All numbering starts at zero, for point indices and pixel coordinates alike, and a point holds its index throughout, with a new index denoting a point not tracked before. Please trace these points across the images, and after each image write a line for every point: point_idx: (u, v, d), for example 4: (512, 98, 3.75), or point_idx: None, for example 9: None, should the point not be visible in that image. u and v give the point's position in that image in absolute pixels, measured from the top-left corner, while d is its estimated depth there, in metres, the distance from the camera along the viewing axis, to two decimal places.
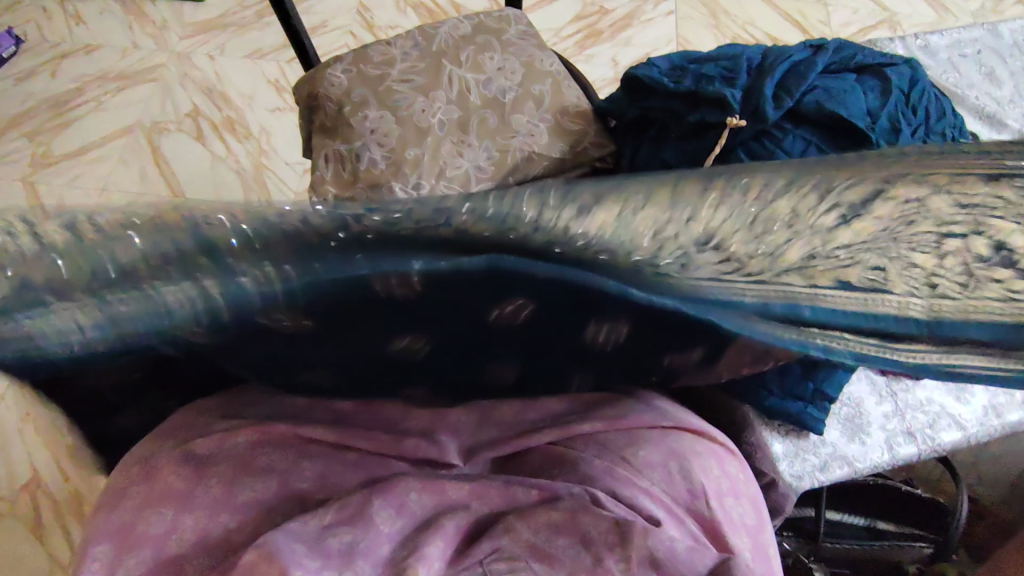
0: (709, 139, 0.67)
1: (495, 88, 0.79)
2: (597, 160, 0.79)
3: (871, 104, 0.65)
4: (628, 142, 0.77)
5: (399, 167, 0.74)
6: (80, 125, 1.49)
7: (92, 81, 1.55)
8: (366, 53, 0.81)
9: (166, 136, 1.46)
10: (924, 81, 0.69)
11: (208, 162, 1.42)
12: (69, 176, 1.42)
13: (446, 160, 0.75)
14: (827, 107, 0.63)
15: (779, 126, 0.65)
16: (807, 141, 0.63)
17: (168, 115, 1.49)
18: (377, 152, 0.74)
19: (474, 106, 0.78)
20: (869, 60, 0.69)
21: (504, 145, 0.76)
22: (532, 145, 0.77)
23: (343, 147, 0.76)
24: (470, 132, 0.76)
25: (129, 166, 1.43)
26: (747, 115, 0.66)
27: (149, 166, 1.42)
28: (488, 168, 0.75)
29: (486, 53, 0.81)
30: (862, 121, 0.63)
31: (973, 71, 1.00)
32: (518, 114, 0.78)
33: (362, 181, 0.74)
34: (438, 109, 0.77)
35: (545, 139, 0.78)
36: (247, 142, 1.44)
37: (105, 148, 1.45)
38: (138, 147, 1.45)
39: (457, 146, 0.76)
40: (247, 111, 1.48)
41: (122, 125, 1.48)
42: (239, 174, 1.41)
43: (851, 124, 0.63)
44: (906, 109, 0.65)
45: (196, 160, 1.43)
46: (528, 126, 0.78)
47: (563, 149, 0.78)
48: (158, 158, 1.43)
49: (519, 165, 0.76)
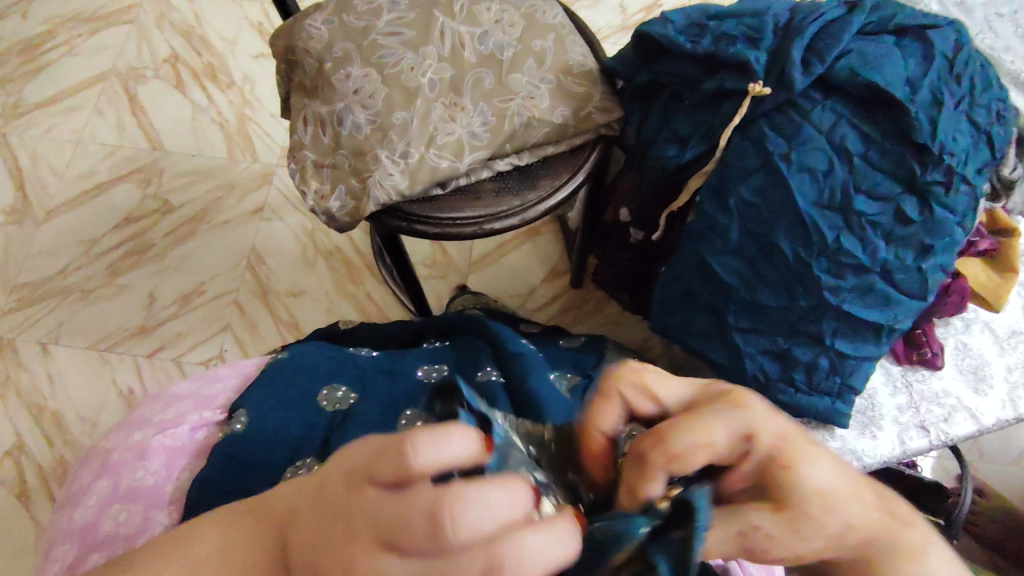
0: (727, 109, 0.62)
1: (492, 43, 0.72)
2: (602, 126, 0.72)
3: (911, 72, 0.58)
4: (639, 106, 0.71)
5: (385, 132, 0.67)
6: (53, 71, 1.39)
7: (63, 22, 1.44)
8: (349, 3, 0.73)
9: (143, 84, 1.37)
10: (969, 45, 0.62)
11: (189, 113, 1.34)
12: (41, 128, 1.34)
13: (436, 126, 0.68)
14: (861, 75, 0.57)
15: (805, 96, 0.59)
16: (837, 115, 0.58)
17: (144, 61, 1.39)
18: (360, 115, 0.68)
19: (468, 65, 0.70)
20: (910, 20, 0.62)
21: (501, 109, 0.69)
22: (531, 109, 0.70)
23: (324, 109, 0.69)
24: (464, 94, 0.69)
25: (106, 117, 1.34)
26: (771, 83, 0.60)
27: (127, 118, 1.34)
28: (483, 135, 0.69)
29: (482, 3, 0.73)
30: (901, 91, 0.57)
31: (1011, 31, 0.92)
32: (516, 74, 0.71)
33: (344, 148, 0.67)
34: (428, 67, 0.70)
35: (545, 103, 0.70)
36: (230, 92, 1.35)
37: (80, 96, 1.36)
38: (113, 96, 1.36)
39: (449, 110, 0.69)
40: (229, 57, 1.39)
41: (96, 72, 1.39)
42: (221, 126, 1.33)
43: (887, 95, 0.57)
44: (949, 78, 0.59)
45: (176, 111, 1.34)
46: (528, 87, 0.71)
47: (565, 113, 0.71)
48: (136, 109, 1.35)
49: (517, 131, 0.69)
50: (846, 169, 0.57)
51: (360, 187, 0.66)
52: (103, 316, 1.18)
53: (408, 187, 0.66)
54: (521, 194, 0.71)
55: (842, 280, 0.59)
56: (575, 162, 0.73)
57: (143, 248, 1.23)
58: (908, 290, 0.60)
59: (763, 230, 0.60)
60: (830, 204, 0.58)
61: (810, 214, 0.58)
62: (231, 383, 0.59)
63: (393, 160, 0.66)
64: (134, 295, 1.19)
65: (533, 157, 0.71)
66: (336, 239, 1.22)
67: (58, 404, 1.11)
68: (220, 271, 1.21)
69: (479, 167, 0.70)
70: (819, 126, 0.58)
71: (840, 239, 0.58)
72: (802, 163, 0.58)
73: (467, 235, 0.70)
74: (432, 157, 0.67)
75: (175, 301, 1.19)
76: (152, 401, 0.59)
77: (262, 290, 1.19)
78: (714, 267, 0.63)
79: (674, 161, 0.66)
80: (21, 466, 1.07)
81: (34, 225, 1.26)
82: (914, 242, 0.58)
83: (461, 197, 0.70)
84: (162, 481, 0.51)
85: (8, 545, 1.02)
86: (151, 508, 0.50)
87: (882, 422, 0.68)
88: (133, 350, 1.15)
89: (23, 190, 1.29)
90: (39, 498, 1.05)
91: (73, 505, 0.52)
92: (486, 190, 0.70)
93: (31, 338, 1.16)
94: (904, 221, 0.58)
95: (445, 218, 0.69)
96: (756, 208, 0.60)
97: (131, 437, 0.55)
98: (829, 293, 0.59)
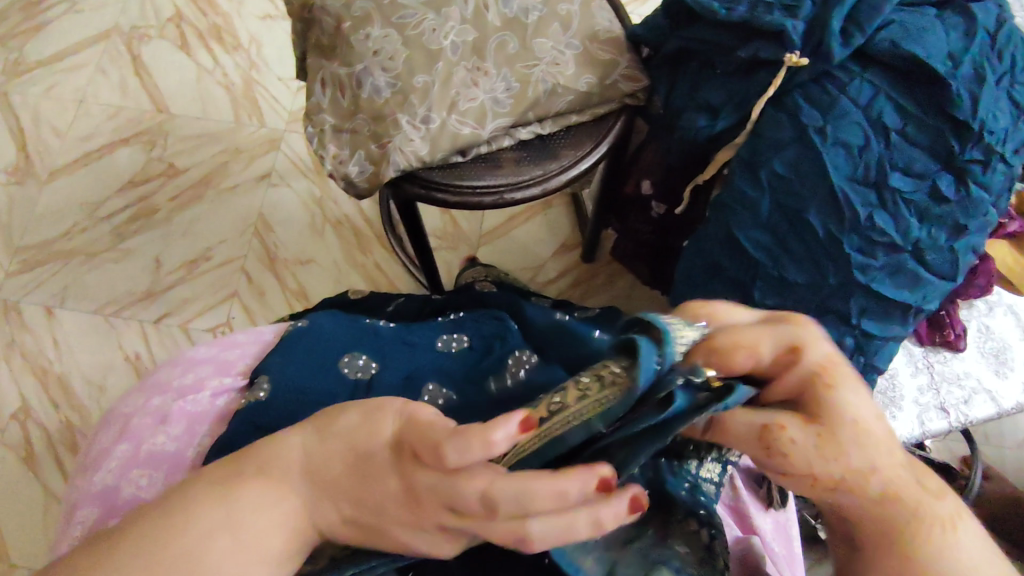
0: (760, 79, 0.60)
1: (517, 6, 0.69)
2: (628, 95, 0.70)
3: (953, 45, 0.56)
4: (666, 75, 0.69)
5: (406, 96, 0.65)
6: (54, 28, 1.35)
7: None
8: None
9: (147, 44, 1.33)
10: (1012, 18, 0.59)
11: (194, 75, 1.31)
12: (43, 87, 1.31)
13: (458, 91, 0.66)
14: (903, 47, 0.55)
15: (843, 68, 0.57)
16: (875, 88, 0.56)
17: (148, 20, 1.35)
18: (380, 77, 0.65)
19: (492, 28, 0.68)
20: None
21: (525, 75, 0.67)
22: (556, 76, 0.68)
23: (342, 71, 0.66)
24: (487, 58, 0.67)
25: (109, 77, 1.31)
26: (808, 53, 0.58)
27: (131, 78, 1.31)
28: (506, 101, 0.67)
29: None
30: (942, 65, 0.55)
31: None
32: (541, 38, 0.68)
33: (363, 112, 0.65)
34: (451, 29, 0.67)
35: (571, 69, 0.68)
36: (236, 54, 1.32)
37: (82, 55, 1.33)
38: (116, 55, 1.33)
39: (472, 74, 0.67)
40: (235, 18, 1.35)
41: (98, 30, 1.35)
42: (227, 89, 1.30)
43: (928, 68, 0.55)
44: (991, 52, 0.57)
45: (181, 73, 1.31)
46: (553, 53, 0.68)
47: (590, 81, 0.69)
48: (140, 69, 1.32)
49: (541, 98, 0.67)
50: (883, 144, 0.56)
51: (380, 153, 0.64)
52: (109, 281, 1.16)
53: (429, 153, 0.65)
54: (543, 164, 0.69)
55: (872, 258, 0.58)
56: (598, 132, 0.71)
57: (149, 212, 1.21)
58: (939, 270, 0.59)
59: (795, 205, 0.58)
60: (864, 180, 0.57)
61: (844, 190, 0.57)
62: (251, 349, 0.58)
63: (413, 125, 0.65)
64: (140, 260, 1.18)
65: (556, 126, 0.70)
66: (345, 207, 1.20)
67: (65, 368, 1.10)
68: (227, 238, 1.19)
69: (501, 135, 0.68)
70: (856, 99, 0.56)
71: (873, 217, 0.57)
72: (838, 137, 0.56)
73: (487, 204, 0.68)
74: (454, 123, 0.65)
75: (182, 267, 1.17)
76: (169, 364, 0.58)
77: (269, 258, 1.17)
78: (741, 242, 0.61)
79: (703, 133, 0.64)
80: (28, 428, 1.06)
81: (38, 186, 1.23)
82: (948, 221, 0.58)
83: (482, 165, 0.68)
84: (183, 448, 0.51)
85: (17, 507, 1.02)
86: (171, 475, 0.50)
87: (902, 403, 0.68)
88: (140, 315, 1.14)
89: (25, 149, 1.26)
90: (46, 461, 1.04)
91: (94, 469, 0.52)
92: (508, 159, 0.69)
93: (36, 301, 1.15)
94: (939, 199, 0.57)
95: (466, 186, 0.68)
96: (787, 182, 0.58)
97: (151, 402, 0.54)
98: (858, 271, 0.58)
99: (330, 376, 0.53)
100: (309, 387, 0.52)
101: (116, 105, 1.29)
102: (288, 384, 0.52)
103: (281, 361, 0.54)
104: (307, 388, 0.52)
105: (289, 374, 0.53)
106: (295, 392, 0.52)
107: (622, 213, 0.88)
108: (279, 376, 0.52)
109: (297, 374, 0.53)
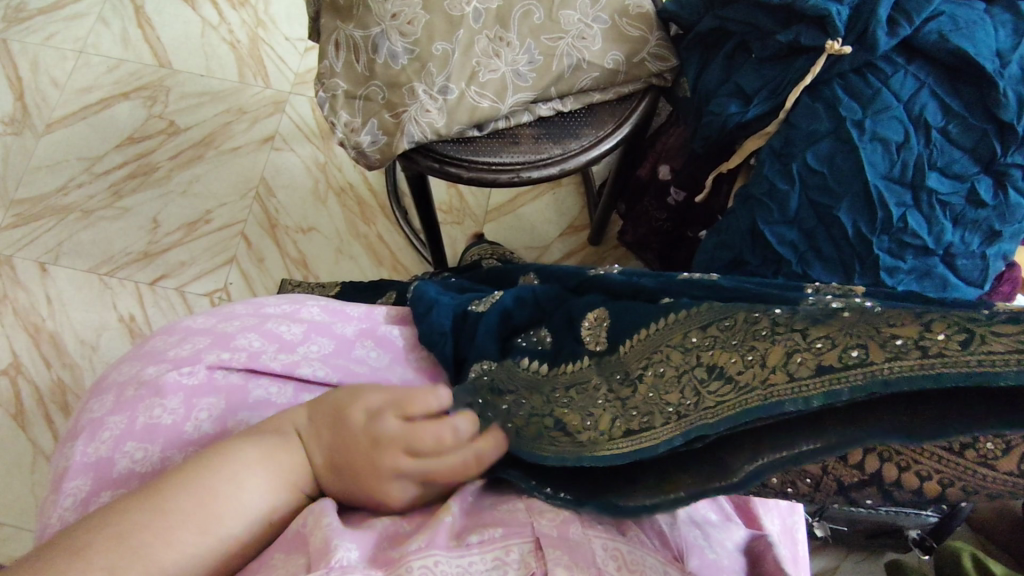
0: (798, 67, 0.58)
1: None
2: (654, 75, 0.68)
3: (1002, 42, 0.53)
4: (696, 58, 0.66)
5: (424, 64, 0.62)
6: None
7: None
8: None
9: None
10: None
11: (198, 30, 1.26)
12: (42, 35, 1.26)
13: (479, 61, 0.63)
14: (951, 41, 0.52)
15: (886, 59, 0.55)
16: (918, 81, 0.54)
17: None
18: (398, 43, 0.62)
19: None
20: None
21: (550, 48, 0.64)
22: (582, 51, 0.64)
23: (357, 34, 0.63)
24: (510, 28, 0.64)
25: (111, 28, 1.26)
26: (851, 41, 0.55)
27: (132, 30, 1.26)
28: (528, 75, 0.64)
29: None
30: (990, 62, 0.52)
31: None
32: (568, 10, 0.65)
33: (378, 79, 0.62)
34: None
35: (598, 45, 0.65)
36: (242, 10, 1.27)
37: (83, 3, 1.28)
38: (119, 5, 1.28)
39: (494, 44, 0.63)
40: None
41: None
42: (232, 46, 1.25)
43: (975, 64, 0.52)
44: None
45: (184, 26, 1.26)
46: (580, 26, 0.65)
47: (617, 58, 0.65)
48: (142, 21, 1.27)
49: (565, 73, 0.64)
50: (923, 142, 0.54)
51: (395, 123, 0.62)
52: (106, 239, 1.13)
53: (445, 126, 0.62)
54: (562, 142, 0.66)
55: (901, 261, 0.56)
56: (622, 113, 0.68)
57: (148, 170, 1.18)
58: (967, 276, 0.57)
59: (825, 200, 0.56)
60: (899, 179, 0.55)
61: (879, 188, 0.54)
62: (249, 322, 0.54)
63: (431, 95, 0.62)
64: (138, 219, 1.15)
65: (578, 103, 0.67)
66: (349, 175, 1.17)
67: (58, 326, 1.08)
68: (228, 201, 1.16)
69: (521, 110, 0.65)
70: (897, 93, 0.54)
71: (906, 217, 0.55)
72: (876, 133, 0.54)
73: (502, 182, 0.65)
74: (473, 95, 0.62)
75: (180, 228, 1.14)
76: (165, 334, 0.55)
77: (270, 223, 1.14)
78: (765, 236, 0.59)
79: (734, 121, 0.61)
80: (19, 385, 1.04)
81: (34, 138, 1.19)
82: (983, 226, 0.56)
83: (499, 141, 0.65)
84: (181, 421, 0.47)
85: (3, 465, 1.00)
86: (169, 449, 0.46)
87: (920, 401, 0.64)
88: (137, 276, 1.11)
89: (22, 99, 1.22)
90: (37, 421, 1.02)
91: (83, 436, 0.48)
92: (526, 135, 0.66)
93: (30, 257, 1.12)
94: (976, 203, 0.55)
95: (481, 162, 0.65)
96: (820, 176, 0.56)
97: (144, 371, 0.51)
98: (886, 273, 0.56)
99: (478, 298, 0.56)
100: (464, 300, 0.56)
101: (117, 58, 1.24)
102: (447, 299, 0.56)
103: (450, 292, 0.59)
104: (462, 301, 0.56)
105: (451, 295, 0.58)
106: (452, 305, 0.55)
107: (636, 196, 0.86)
108: (442, 296, 0.57)
109: (454, 296, 0.57)
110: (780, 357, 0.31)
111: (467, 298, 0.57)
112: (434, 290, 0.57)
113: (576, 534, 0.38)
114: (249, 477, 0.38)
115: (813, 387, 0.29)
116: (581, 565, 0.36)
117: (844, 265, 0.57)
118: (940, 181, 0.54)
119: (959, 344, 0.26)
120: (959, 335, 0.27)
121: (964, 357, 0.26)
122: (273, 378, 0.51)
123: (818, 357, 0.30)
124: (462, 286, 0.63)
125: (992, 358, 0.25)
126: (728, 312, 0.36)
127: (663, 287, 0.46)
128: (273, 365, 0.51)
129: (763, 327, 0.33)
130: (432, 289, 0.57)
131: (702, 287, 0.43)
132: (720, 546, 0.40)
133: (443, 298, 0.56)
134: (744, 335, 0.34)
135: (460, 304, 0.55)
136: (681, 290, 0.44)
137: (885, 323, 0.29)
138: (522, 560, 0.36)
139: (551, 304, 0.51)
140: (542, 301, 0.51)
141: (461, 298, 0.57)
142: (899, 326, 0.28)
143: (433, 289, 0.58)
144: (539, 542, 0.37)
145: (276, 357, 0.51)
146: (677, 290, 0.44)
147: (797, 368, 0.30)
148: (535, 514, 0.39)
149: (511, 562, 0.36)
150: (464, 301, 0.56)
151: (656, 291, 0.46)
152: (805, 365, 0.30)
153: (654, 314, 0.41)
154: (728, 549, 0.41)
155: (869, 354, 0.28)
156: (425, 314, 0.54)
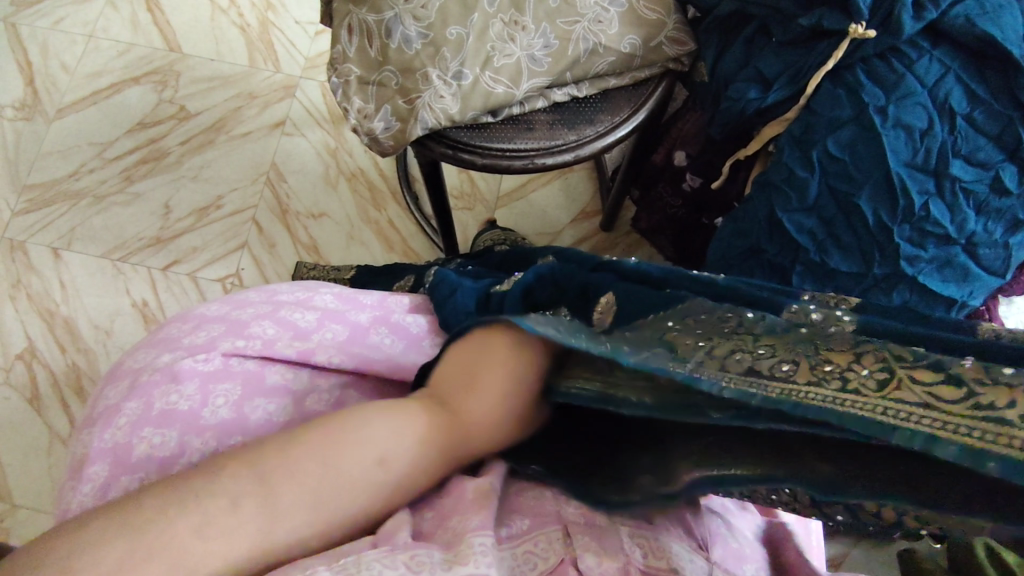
0: (820, 51, 0.56)
1: None
2: (671, 59, 0.66)
3: None
4: (714, 41, 0.64)
5: (438, 49, 0.61)
6: None
7: None
8: None
9: None
10: None
11: (208, 13, 1.25)
12: (52, 19, 1.25)
13: (494, 45, 0.62)
14: (978, 26, 0.52)
15: (912, 44, 0.54)
16: (944, 66, 0.53)
17: None
18: (411, 27, 0.61)
19: None
20: None
21: (565, 32, 0.63)
22: (598, 35, 0.63)
23: (370, 18, 0.62)
24: (526, 11, 0.63)
25: (120, 12, 1.26)
26: (875, 25, 0.54)
27: (141, 13, 1.26)
28: (544, 60, 0.63)
29: None
30: (1016, 47, 0.51)
31: None
32: None
33: (392, 64, 0.62)
34: None
35: (614, 29, 0.64)
36: None
37: None
38: None
39: (509, 28, 0.62)
40: None
41: None
42: (241, 30, 1.24)
43: (1002, 49, 0.52)
44: None
45: (194, 10, 1.26)
46: (596, 10, 0.64)
47: (634, 42, 0.64)
48: (152, 6, 1.26)
49: (582, 58, 0.63)
50: (947, 129, 0.53)
51: (408, 109, 0.61)
52: (118, 224, 1.14)
53: (459, 112, 0.61)
54: (577, 129, 0.66)
55: (923, 250, 0.55)
56: (638, 97, 0.67)
57: (159, 155, 1.18)
58: (989, 266, 0.56)
59: (845, 188, 0.55)
60: (922, 168, 0.54)
61: (901, 175, 0.53)
62: (264, 309, 0.54)
63: (445, 81, 0.61)
64: (150, 205, 1.15)
65: (593, 89, 0.66)
66: (360, 161, 1.17)
67: (71, 311, 1.08)
68: (238, 186, 1.16)
69: (536, 95, 0.64)
70: (922, 79, 0.53)
71: (928, 206, 0.54)
72: (900, 119, 0.53)
73: (516, 168, 0.65)
74: (487, 80, 0.62)
75: (191, 214, 1.14)
76: (180, 322, 0.55)
77: (281, 209, 1.14)
78: (783, 224, 0.58)
79: (753, 107, 0.60)
80: (34, 371, 1.05)
81: (46, 123, 1.19)
82: (1007, 215, 0.55)
83: (513, 128, 0.65)
84: (198, 407, 0.48)
85: (21, 448, 1.02)
86: (187, 433, 0.47)
87: None
88: (148, 261, 1.11)
89: (33, 84, 1.22)
90: (52, 404, 1.04)
91: (99, 424, 0.48)
92: (541, 122, 0.65)
93: (43, 242, 1.13)
94: (1001, 192, 0.54)
95: (495, 147, 0.64)
96: (841, 164, 0.55)
97: (160, 358, 0.51)
98: (907, 262, 0.55)
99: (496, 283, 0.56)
100: (483, 283, 0.56)
101: (127, 42, 1.24)
102: (465, 282, 0.56)
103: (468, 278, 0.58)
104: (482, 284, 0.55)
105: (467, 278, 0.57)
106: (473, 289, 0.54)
107: (648, 182, 0.86)
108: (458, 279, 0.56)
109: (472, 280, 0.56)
110: (725, 351, 0.33)
111: (486, 282, 0.56)
112: (455, 273, 0.57)
113: (601, 521, 0.39)
114: (261, 467, 0.35)
115: (736, 382, 0.31)
116: (608, 552, 0.37)
117: (864, 253, 0.56)
118: (966, 170, 0.53)
119: (876, 384, 0.29)
120: (881, 374, 0.30)
121: (874, 398, 0.29)
122: (288, 365, 0.51)
123: (756, 354, 0.33)
124: (478, 272, 0.62)
125: (916, 400, 0.28)
126: (706, 309, 0.38)
127: (675, 277, 0.44)
128: (288, 352, 0.51)
129: (728, 324, 0.36)
130: (453, 273, 0.57)
131: (705, 284, 0.43)
132: (740, 536, 0.41)
133: (465, 282, 0.55)
134: (712, 329, 0.36)
135: (480, 286, 0.55)
136: (688, 283, 0.44)
137: (825, 343, 0.32)
138: (551, 546, 0.38)
139: (565, 288, 0.48)
140: (553, 281, 0.49)
141: (480, 282, 0.56)
142: (834, 352, 0.31)
143: (453, 273, 0.57)
144: (567, 530, 0.38)
145: (290, 345, 0.51)
146: (689, 283, 0.44)
147: (734, 362, 0.32)
148: (562, 503, 0.40)
149: (541, 551, 0.38)
150: (485, 285, 0.55)
151: (660, 281, 0.45)
152: (738, 364, 0.32)
153: (658, 305, 0.41)
154: (748, 540, 0.41)
155: (797, 372, 0.31)
156: (447, 299, 0.53)
